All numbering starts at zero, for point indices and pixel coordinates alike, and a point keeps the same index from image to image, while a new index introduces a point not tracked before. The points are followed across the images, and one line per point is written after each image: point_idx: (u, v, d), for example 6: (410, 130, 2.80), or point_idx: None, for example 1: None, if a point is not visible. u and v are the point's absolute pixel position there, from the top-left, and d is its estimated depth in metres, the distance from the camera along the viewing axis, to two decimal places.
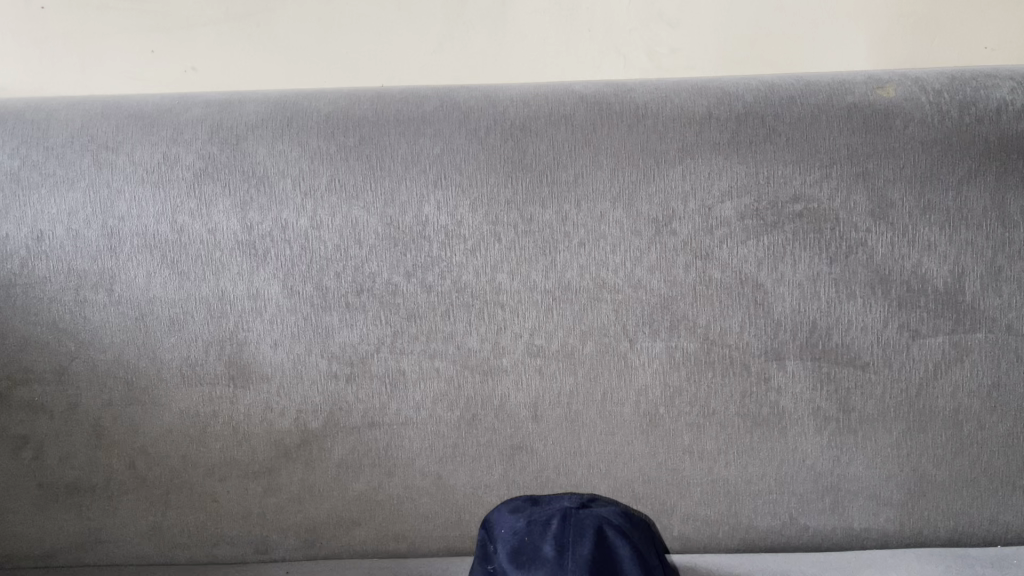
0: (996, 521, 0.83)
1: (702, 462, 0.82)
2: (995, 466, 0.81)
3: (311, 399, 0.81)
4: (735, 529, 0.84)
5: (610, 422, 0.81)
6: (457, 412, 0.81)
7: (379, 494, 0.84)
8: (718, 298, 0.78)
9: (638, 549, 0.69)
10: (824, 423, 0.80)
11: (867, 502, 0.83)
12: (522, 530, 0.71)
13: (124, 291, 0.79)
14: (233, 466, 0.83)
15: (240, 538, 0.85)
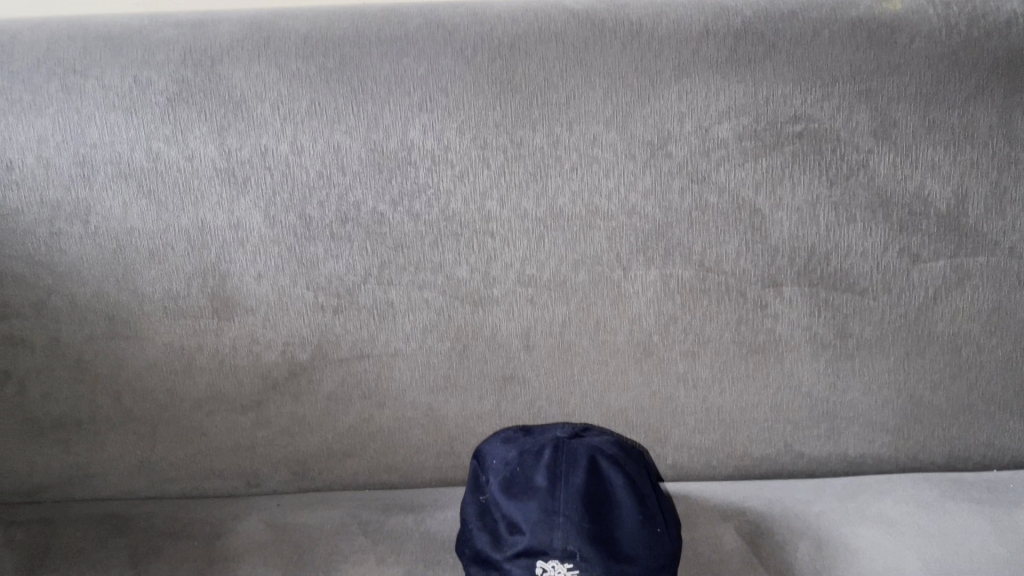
0: (992, 445, 0.82)
1: (696, 391, 0.81)
2: (993, 391, 0.80)
3: (298, 331, 0.79)
4: (730, 457, 0.84)
5: (604, 352, 0.80)
6: (448, 342, 0.80)
7: (370, 426, 0.83)
8: (715, 224, 0.76)
9: (632, 482, 0.68)
10: (821, 350, 0.79)
11: (862, 429, 0.82)
12: (514, 460, 0.69)
13: (100, 222, 0.76)
14: (221, 400, 0.81)
15: (230, 472, 0.84)
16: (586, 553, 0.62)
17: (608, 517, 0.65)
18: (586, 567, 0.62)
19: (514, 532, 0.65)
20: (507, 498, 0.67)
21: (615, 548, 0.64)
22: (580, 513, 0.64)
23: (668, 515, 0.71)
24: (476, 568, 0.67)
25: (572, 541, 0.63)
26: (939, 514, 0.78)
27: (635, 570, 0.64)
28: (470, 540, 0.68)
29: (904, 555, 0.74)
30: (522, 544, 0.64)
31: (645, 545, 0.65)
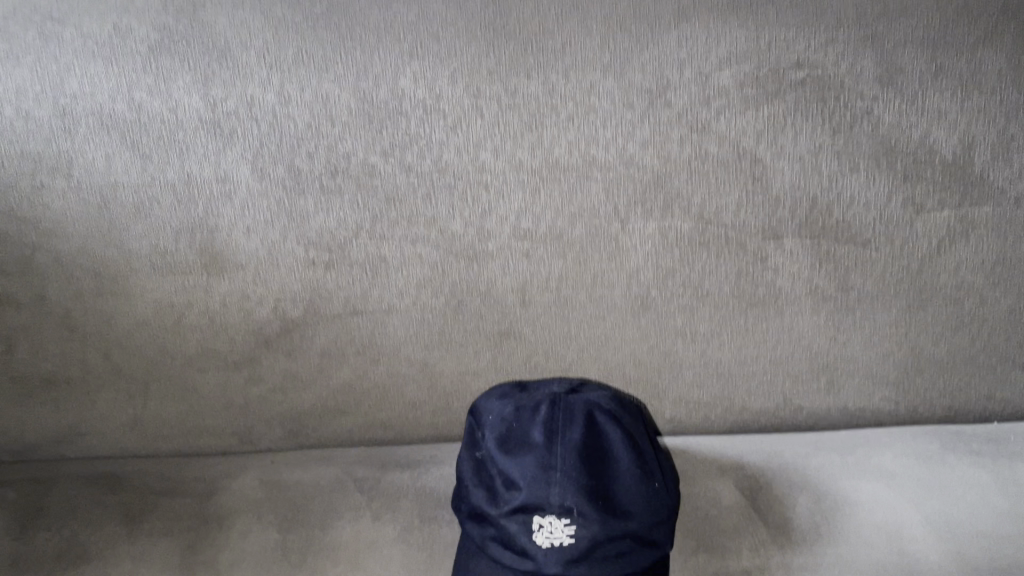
0: (993, 398, 0.82)
1: (695, 345, 0.80)
2: (996, 343, 0.79)
3: (289, 287, 0.77)
4: (728, 412, 0.83)
5: (601, 306, 0.78)
6: (442, 298, 0.78)
7: (364, 383, 0.81)
8: (715, 175, 0.74)
9: (630, 438, 0.67)
10: (822, 303, 0.78)
11: (863, 382, 0.81)
12: (510, 417, 0.68)
13: (84, 175, 0.73)
14: (213, 357, 0.80)
15: (223, 430, 0.83)
16: (583, 509, 0.61)
17: (606, 474, 0.64)
18: (583, 523, 0.61)
19: (510, 489, 0.64)
20: (503, 455, 0.65)
21: (613, 504, 0.63)
22: (577, 470, 0.63)
23: (666, 471, 0.70)
24: (472, 524, 0.66)
25: (569, 497, 0.62)
26: (940, 467, 0.77)
27: (632, 526, 0.63)
28: (465, 497, 0.67)
29: (905, 509, 0.73)
30: (519, 501, 0.63)
31: (643, 501, 0.64)
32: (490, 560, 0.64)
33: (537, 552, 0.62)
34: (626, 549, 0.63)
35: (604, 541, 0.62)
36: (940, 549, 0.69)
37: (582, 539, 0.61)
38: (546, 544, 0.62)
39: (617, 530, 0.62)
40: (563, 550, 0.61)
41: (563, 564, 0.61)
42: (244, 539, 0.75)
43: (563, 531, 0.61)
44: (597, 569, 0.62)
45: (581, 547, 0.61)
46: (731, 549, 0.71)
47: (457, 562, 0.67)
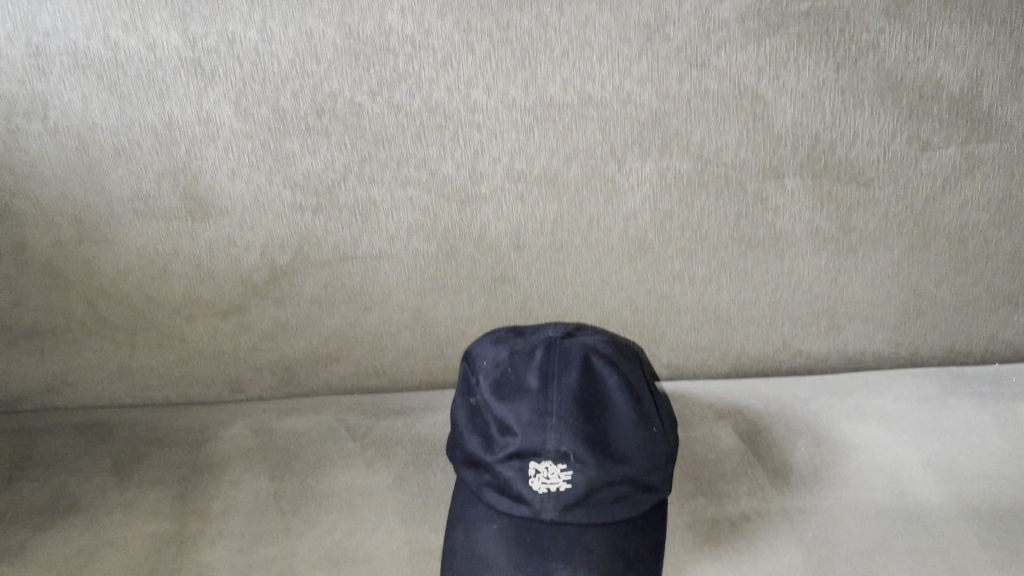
0: (995, 340, 0.80)
1: (693, 289, 0.78)
2: (999, 285, 0.78)
3: (277, 232, 0.75)
4: (726, 356, 0.81)
5: (597, 250, 0.76)
6: (434, 243, 0.76)
7: (355, 330, 0.80)
8: (715, 112, 0.71)
9: (627, 381, 0.65)
10: (823, 244, 0.76)
11: (863, 325, 0.80)
12: (505, 361, 0.66)
13: (61, 118, 0.70)
14: (200, 305, 0.78)
15: (213, 378, 0.82)
16: (579, 455, 0.60)
17: (602, 418, 0.63)
18: (580, 469, 0.60)
19: (505, 435, 0.63)
20: (497, 401, 0.64)
21: (610, 449, 0.62)
22: (574, 414, 0.62)
23: (664, 414, 0.68)
24: (467, 470, 0.65)
25: (565, 442, 0.61)
26: (941, 409, 0.76)
27: (629, 470, 0.62)
28: (459, 443, 0.66)
29: (905, 450, 0.72)
30: (514, 447, 0.62)
31: (641, 445, 0.63)
32: (486, 506, 0.64)
33: (533, 497, 0.61)
34: (623, 493, 0.62)
35: (601, 485, 0.61)
36: (942, 490, 0.68)
37: (579, 484, 0.60)
38: (543, 490, 0.61)
39: (614, 474, 0.61)
40: (559, 495, 0.61)
41: (560, 509, 0.61)
42: (234, 488, 0.72)
43: (559, 476, 0.61)
44: (593, 513, 0.61)
45: (578, 492, 0.61)
46: (730, 494, 0.68)
47: (452, 507, 0.66)
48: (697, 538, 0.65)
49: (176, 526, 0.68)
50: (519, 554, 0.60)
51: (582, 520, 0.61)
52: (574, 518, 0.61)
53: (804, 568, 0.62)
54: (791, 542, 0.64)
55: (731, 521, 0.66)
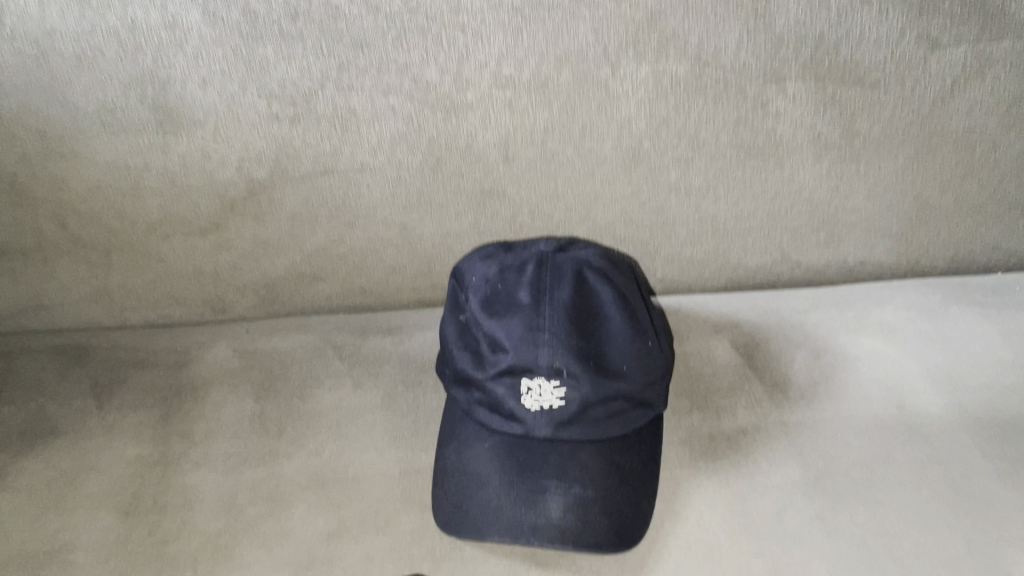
0: (999, 249, 0.77)
1: (689, 201, 0.74)
2: (1004, 191, 0.74)
3: (253, 144, 0.70)
4: (723, 269, 0.79)
5: (589, 161, 0.72)
6: (419, 155, 0.71)
7: (339, 248, 0.77)
8: (714, 10, 0.64)
9: (623, 295, 0.62)
10: (824, 151, 0.71)
11: (865, 235, 0.76)
12: (495, 277, 0.63)
13: (17, 23, 0.64)
14: (177, 223, 0.75)
15: (194, 299, 0.79)
16: (573, 370, 0.58)
17: (597, 333, 0.60)
18: (574, 385, 0.58)
19: (496, 351, 0.60)
20: (488, 317, 0.62)
21: (604, 364, 0.60)
22: (567, 329, 0.59)
23: (659, 329, 0.66)
24: (457, 389, 0.63)
25: (558, 358, 0.58)
26: (942, 320, 0.74)
27: (624, 386, 0.60)
28: (449, 361, 0.64)
29: (905, 362, 0.70)
30: (505, 363, 0.59)
31: (636, 361, 0.61)
32: (478, 424, 0.62)
33: (526, 414, 0.59)
34: (618, 409, 0.60)
35: (595, 401, 0.59)
36: (943, 401, 0.66)
37: (573, 400, 0.58)
38: (535, 407, 0.59)
39: (608, 390, 0.59)
40: (552, 412, 0.59)
41: (553, 426, 0.59)
42: (219, 410, 0.70)
43: (552, 393, 0.59)
44: (588, 430, 0.60)
45: (572, 408, 0.59)
46: (727, 408, 0.67)
47: (443, 426, 0.64)
48: (694, 452, 0.63)
49: (160, 449, 0.66)
50: (511, 472, 0.59)
51: (576, 437, 0.60)
52: (568, 435, 0.59)
53: (803, 482, 0.61)
54: (789, 456, 0.62)
55: (728, 437, 0.64)
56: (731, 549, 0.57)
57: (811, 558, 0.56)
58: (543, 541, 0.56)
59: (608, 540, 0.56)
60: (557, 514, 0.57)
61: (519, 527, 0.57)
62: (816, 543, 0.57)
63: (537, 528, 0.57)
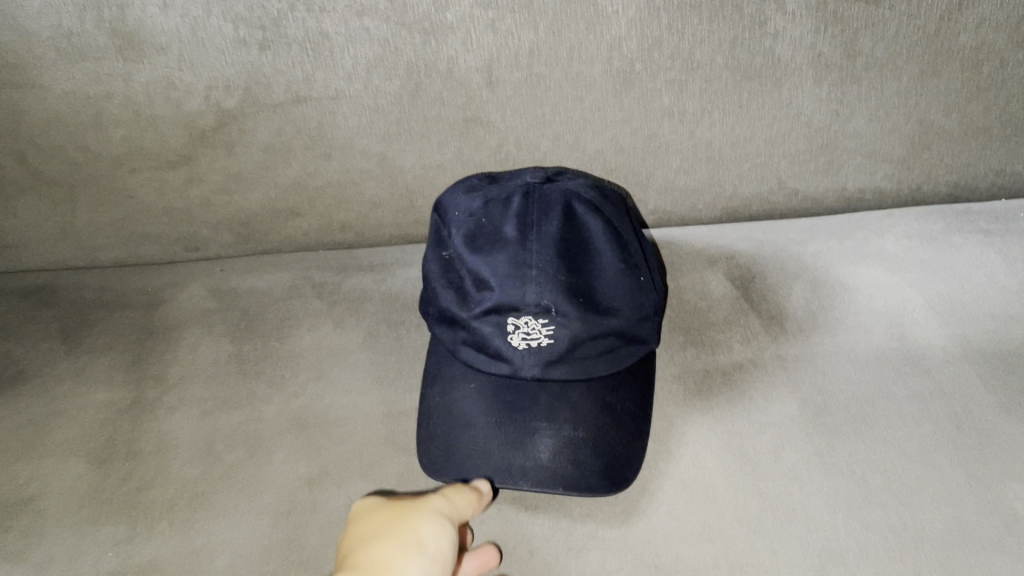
0: (1003, 172, 0.74)
1: (683, 127, 0.70)
2: (1011, 112, 0.70)
3: (221, 71, 0.66)
4: (718, 199, 0.75)
5: (577, 86, 0.68)
6: (398, 81, 0.67)
7: (316, 180, 0.73)
8: None
9: (613, 227, 0.59)
10: (825, 72, 0.67)
11: (866, 161, 0.73)
12: (479, 211, 0.60)
13: None
14: (144, 156, 0.71)
15: (167, 236, 0.76)
16: (562, 308, 0.56)
17: (587, 268, 0.58)
18: (563, 323, 0.56)
19: (481, 289, 0.57)
20: (471, 253, 0.58)
21: (595, 300, 0.57)
22: (556, 265, 0.56)
23: (652, 263, 0.63)
24: (441, 328, 0.60)
25: (546, 295, 0.56)
26: (945, 248, 0.72)
27: (616, 322, 0.58)
28: (432, 300, 0.61)
29: (907, 293, 0.68)
30: (491, 302, 0.57)
31: (628, 296, 0.58)
32: (464, 364, 0.60)
33: (513, 354, 0.57)
34: (609, 346, 0.58)
35: (585, 339, 0.57)
36: (946, 333, 0.64)
37: (562, 338, 0.56)
38: (523, 346, 0.57)
39: (599, 327, 0.57)
40: (541, 351, 0.57)
41: (541, 365, 0.57)
42: (194, 352, 0.67)
43: (541, 331, 0.56)
44: (577, 369, 0.57)
45: (561, 346, 0.56)
46: (722, 343, 0.65)
47: (427, 366, 0.62)
48: (688, 389, 0.61)
49: (132, 395, 0.64)
50: (498, 413, 0.57)
51: (565, 375, 0.58)
52: (558, 374, 0.57)
53: (801, 418, 0.59)
54: (786, 393, 0.60)
55: (723, 372, 0.62)
56: (727, 488, 0.55)
57: (810, 496, 0.54)
58: (533, 483, 0.54)
59: (601, 482, 0.55)
60: (547, 455, 0.55)
61: (508, 470, 0.55)
62: (814, 479, 0.55)
63: (526, 470, 0.55)
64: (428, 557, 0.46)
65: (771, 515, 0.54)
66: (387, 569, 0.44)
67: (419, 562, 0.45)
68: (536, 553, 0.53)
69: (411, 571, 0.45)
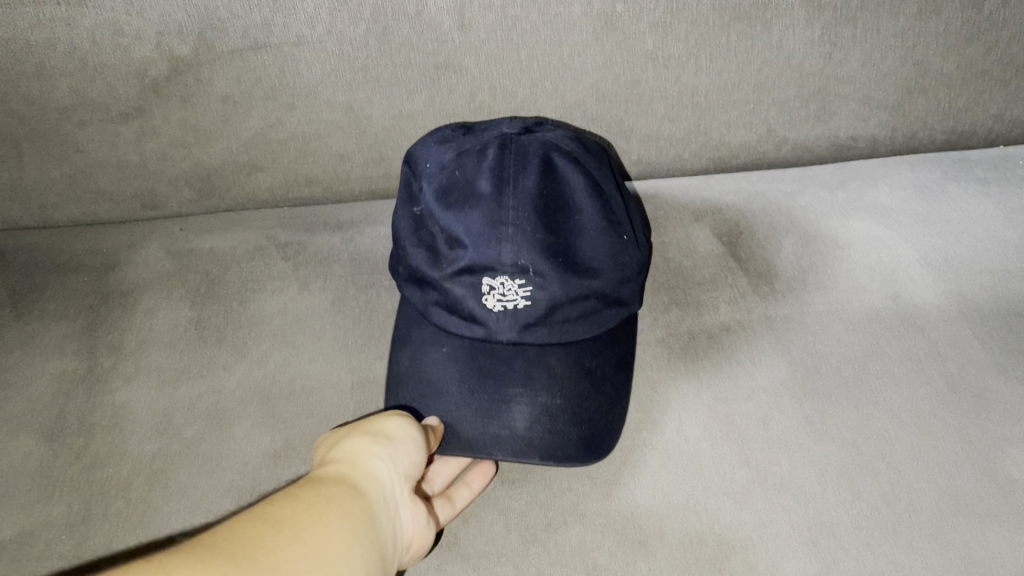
0: (1001, 118, 0.71)
1: (668, 73, 0.66)
2: (1012, 54, 0.67)
3: (172, 15, 0.61)
4: (705, 149, 0.71)
5: (555, 29, 0.63)
6: (363, 25, 0.62)
7: (278, 133, 0.68)
8: None
9: (597, 182, 0.56)
10: (818, 12, 0.63)
11: (859, 108, 0.69)
12: (452, 164, 0.56)
13: None
14: (93, 108, 0.66)
15: (121, 194, 0.71)
16: (539, 269, 0.53)
17: (568, 226, 0.54)
18: (541, 285, 0.53)
19: (453, 248, 0.54)
20: (443, 209, 0.55)
21: (575, 261, 0.54)
22: (533, 223, 0.53)
23: (636, 218, 0.60)
24: (411, 288, 0.58)
25: (523, 255, 0.53)
26: (940, 199, 0.69)
27: (598, 284, 0.55)
28: (401, 259, 0.58)
29: (900, 247, 0.65)
30: (464, 262, 0.54)
31: (611, 256, 0.55)
32: (435, 327, 0.57)
33: (488, 317, 0.55)
34: (590, 309, 0.55)
35: (564, 301, 0.54)
36: (941, 290, 0.61)
37: (539, 300, 0.54)
38: (498, 308, 0.54)
39: (580, 289, 0.54)
40: (518, 313, 0.54)
41: (518, 328, 0.55)
42: (152, 320, 0.63)
43: (518, 293, 0.54)
44: (556, 331, 0.55)
45: (539, 308, 0.54)
46: (707, 303, 0.62)
47: (397, 330, 0.59)
48: (672, 353, 0.58)
49: (86, 364, 0.61)
50: (471, 380, 0.55)
51: (543, 338, 0.55)
52: (535, 336, 0.55)
53: (790, 383, 0.56)
54: (775, 355, 0.58)
55: (709, 334, 0.59)
56: (713, 459, 0.53)
57: (799, 466, 0.52)
58: (507, 454, 0.53)
59: (577, 451, 0.52)
60: (523, 425, 0.53)
61: (480, 439, 0.53)
62: (804, 448, 0.53)
63: (499, 440, 0.53)
64: (395, 437, 0.48)
65: (759, 487, 0.51)
66: (361, 454, 0.46)
67: (388, 445, 0.48)
68: (514, 531, 0.50)
69: (383, 452, 0.47)
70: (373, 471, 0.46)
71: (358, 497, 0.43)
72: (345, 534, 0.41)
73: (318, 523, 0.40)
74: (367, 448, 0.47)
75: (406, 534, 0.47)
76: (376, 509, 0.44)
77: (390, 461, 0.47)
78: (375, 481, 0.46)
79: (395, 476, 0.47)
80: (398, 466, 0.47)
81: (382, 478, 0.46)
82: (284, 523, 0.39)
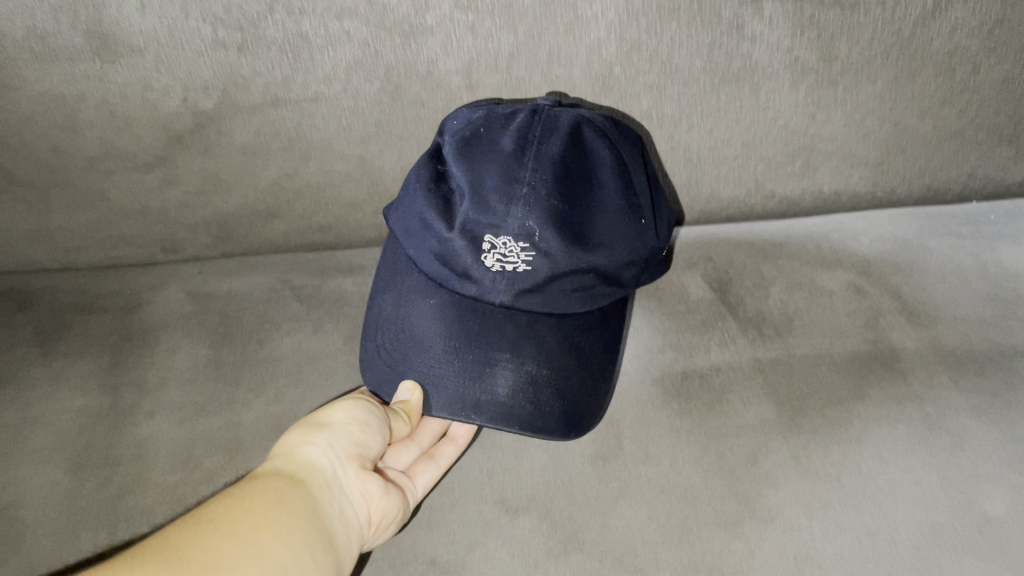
0: (975, 176, 0.75)
1: (662, 130, 0.70)
2: (983, 117, 0.71)
3: (198, 72, 0.65)
4: (696, 201, 0.76)
5: (557, 88, 0.67)
6: (376, 84, 0.66)
7: (294, 181, 0.72)
8: None
9: (616, 167, 0.60)
10: (802, 76, 0.67)
11: (841, 164, 0.74)
12: (479, 121, 0.60)
13: None
14: (119, 158, 0.70)
15: (142, 239, 0.75)
16: (545, 236, 0.56)
17: (581, 201, 0.58)
18: (544, 252, 0.57)
19: (469, 200, 0.58)
20: (464, 162, 0.59)
21: (581, 235, 0.58)
22: (548, 190, 0.57)
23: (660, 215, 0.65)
24: (416, 232, 0.61)
25: (531, 218, 0.56)
26: (919, 251, 0.73)
27: (597, 261, 0.58)
28: (411, 207, 0.61)
29: (881, 294, 0.69)
30: (476, 214, 0.57)
31: (616, 235, 0.59)
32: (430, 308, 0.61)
33: (486, 274, 0.58)
34: (584, 283, 0.59)
35: (562, 272, 0.58)
36: (918, 335, 0.65)
37: (540, 269, 0.57)
38: (498, 267, 0.58)
39: (579, 263, 0.58)
40: (515, 274, 0.58)
41: (513, 290, 0.58)
42: (172, 357, 0.67)
43: (520, 255, 0.57)
44: (548, 300, 0.59)
45: (538, 275, 0.58)
46: (699, 345, 0.65)
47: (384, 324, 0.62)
48: (667, 391, 0.62)
49: (108, 400, 0.64)
50: (457, 346, 0.59)
51: (535, 304, 0.59)
52: (528, 302, 0.59)
53: (777, 421, 0.60)
54: (763, 396, 0.61)
55: (701, 374, 0.63)
56: (705, 489, 0.56)
57: (786, 496, 0.55)
58: (487, 418, 0.57)
59: (557, 425, 0.58)
60: (505, 391, 0.58)
61: (462, 401, 0.58)
62: (790, 481, 0.56)
63: (480, 404, 0.57)
64: (333, 426, 0.53)
65: (748, 517, 0.54)
66: (297, 447, 0.51)
67: (326, 433, 0.53)
68: (517, 557, 0.53)
69: (322, 439, 0.52)
70: (311, 461, 0.51)
71: (283, 486, 0.49)
72: (263, 519, 0.46)
73: (241, 515, 0.45)
74: (302, 440, 0.52)
75: (361, 511, 0.52)
76: (305, 494, 0.49)
77: (328, 447, 0.52)
78: (309, 469, 0.51)
79: (335, 462, 0.52)
80: (337, 453, 0.52)
81: (320, 467, 0.51)
82: (200, 517, 0.44)
